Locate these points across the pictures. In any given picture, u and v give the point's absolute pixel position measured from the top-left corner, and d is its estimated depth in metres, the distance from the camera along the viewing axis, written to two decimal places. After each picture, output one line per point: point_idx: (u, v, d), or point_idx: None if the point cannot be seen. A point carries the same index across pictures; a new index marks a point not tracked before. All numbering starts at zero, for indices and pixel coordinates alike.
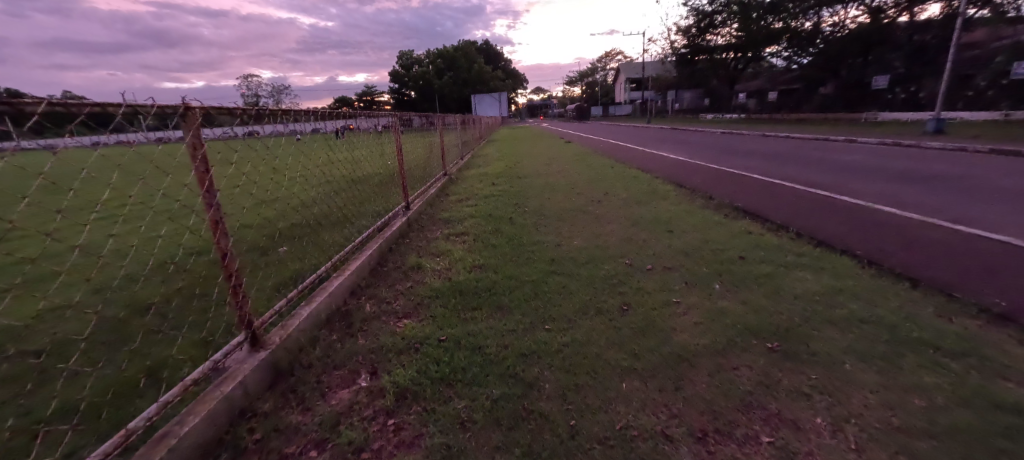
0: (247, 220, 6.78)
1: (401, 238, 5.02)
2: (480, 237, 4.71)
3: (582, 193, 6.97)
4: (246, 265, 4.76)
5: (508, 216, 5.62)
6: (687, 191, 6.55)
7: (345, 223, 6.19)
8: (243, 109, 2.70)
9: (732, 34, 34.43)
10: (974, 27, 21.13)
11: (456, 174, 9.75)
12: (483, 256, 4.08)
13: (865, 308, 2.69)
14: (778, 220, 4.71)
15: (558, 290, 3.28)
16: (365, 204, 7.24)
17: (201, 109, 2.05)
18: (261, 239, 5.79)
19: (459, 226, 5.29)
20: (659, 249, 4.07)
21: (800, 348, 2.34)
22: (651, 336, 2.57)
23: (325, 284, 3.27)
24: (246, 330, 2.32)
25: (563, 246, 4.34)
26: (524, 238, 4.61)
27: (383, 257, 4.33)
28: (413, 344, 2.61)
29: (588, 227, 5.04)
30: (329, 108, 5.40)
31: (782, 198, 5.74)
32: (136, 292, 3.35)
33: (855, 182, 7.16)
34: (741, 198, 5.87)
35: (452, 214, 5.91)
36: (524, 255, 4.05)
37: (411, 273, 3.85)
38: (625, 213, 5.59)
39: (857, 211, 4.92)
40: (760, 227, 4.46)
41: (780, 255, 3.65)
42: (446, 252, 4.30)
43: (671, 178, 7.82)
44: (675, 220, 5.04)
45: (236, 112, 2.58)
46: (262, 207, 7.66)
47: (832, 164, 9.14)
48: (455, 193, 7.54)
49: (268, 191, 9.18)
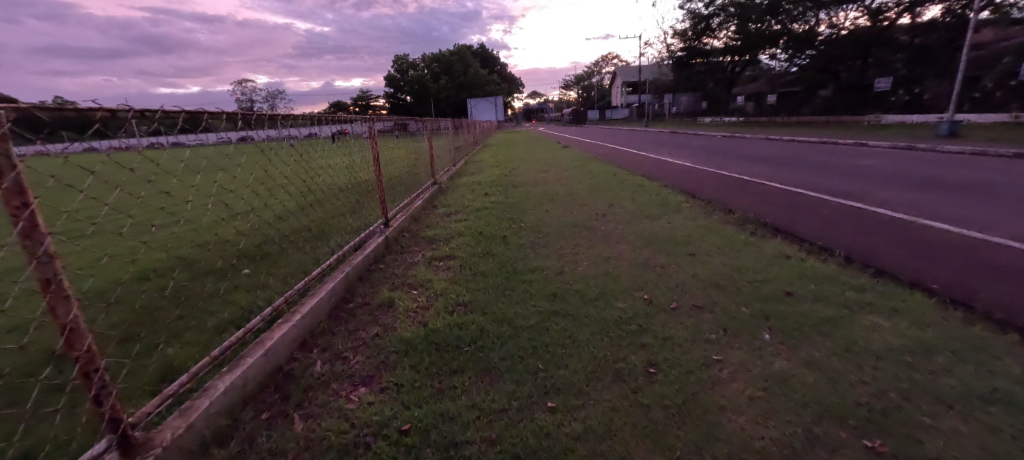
0: (209, 236, 6.03)
1: (376, 261, 4.30)
2: (468, 263, 3.99)
3: (584, 205, 6.23)
4: (192, 295, 4.02)
5: (503, 235, 4.90)
6: (702, 203, 5.85)
7: (317, 241, 5.48)
8: (151, 113, 1.99)
9: (729, 36, 34.07)
10: (978, 27, 20.64)
11: (446, 183, 9.01)
12: (470, 289, 3.36)
13: (979, 377, 2.00)
14: (817, 240, 4.02)
15: (563, 341, 2.57)
16: (343, 218, 6.50)
17: (13, 110, 1.34)
18: (218, 260, 5.04)
19: (445, 246, 4.59)
20: (682, 279, 3.38)
21: (913, 450, 1.64)
22: (695, 423, 1.86)
23: (264, 337, 2.54)
24: (112, 433, 1.60)
25: (566, 274, 3.65)
26: (521, 264, 3.89)
27: (350, 289, 3.60)
28: (363, 436, 1.88)
29: (595, 247, 4.36)
30: (318, 113, 4.83)
31: (812, 210, 5.06)
32: (26, 345, 2.64)
33: (883, 190, 6.52)
34: (764, 210, 5.20)
35: (438, 231, 5.20)
36: (520, 288, 3.34)
37: (380, 313, 3.13)
38: (636, 229, 4.88)
39: (904, 227, 4.25)
40: (799, 250, 3.78)
41: (836, 290, 2.95)
42: (426, 283, 3.59)
43: (680, 187, 7.16)
44: (695, 240, 4.33)
45: (138, 115, 1.88)
46: (230, 220, 6.92)
47: (850, 170, 8.50)
48: (443, 206, 6.81)
49: (242, 202, 8.44)
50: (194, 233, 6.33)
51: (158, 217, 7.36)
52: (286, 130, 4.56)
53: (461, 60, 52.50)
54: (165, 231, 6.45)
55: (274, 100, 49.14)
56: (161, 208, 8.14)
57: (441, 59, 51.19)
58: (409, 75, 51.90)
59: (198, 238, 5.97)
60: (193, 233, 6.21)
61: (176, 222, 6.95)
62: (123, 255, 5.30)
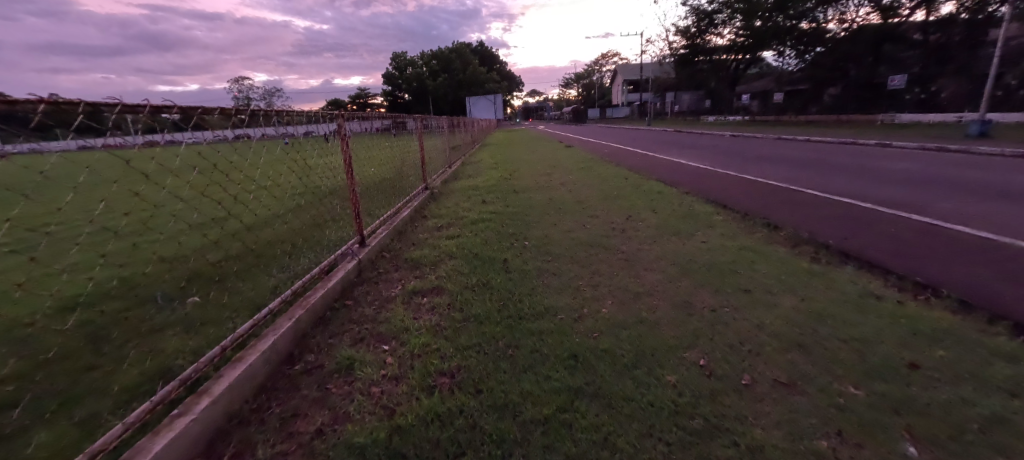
0: (164, 248, 5.18)
1: (343, 295, 3.41)
2: (460, 301, 3.11)
3: (598, 216, 5.37)
4: (106, 336, 3.14)
5: (502, 257, 4.02)
6: (737, 216, 4.99)
7: (283, 260, 4.61)
8: None
9: (735, 33, 33.25)
10: (1000, 24, 19.69)
11: (439, 187, 8.14)
12: (458, 348, 2.48)
13: None
14: (906, 273, 3.15)
15: (596, 452, 1.69)
16: (318, 229, 5.62)
17: None
18: (163, 283, 4.18)
19: (431, 274, 3.71)
20: (747, 333, 2.50)
21: None
22: None
23: (137, 448, 1.67)
24: None
25: (588, 321, 2.78)
26: (527, 304, 3.00)
27: (300, 342, 2.70)
28: None
29: (617, 276, 3.50)
30: (282, 111, 3.92)
31: (878, 228, 4.18)
32: None
33: (940, 199, 5.68)
34: (816, 226, 4.35)
35: (424, 251, 4.32)
36: (528, 346, 2.46)
37: (331, 388, 2.22)
38: (667, 250, 4.02)
39: (1009, 254, 3.37)
40: (890, 290, 2.92)
41: (977, 361, 2.09)
42: (403, 334, 2.70)
43: (705, 195, 6.29)
44: (744, 267, 3.48)
45: None
46: (190, 231, 6.01)
47: (889, 175, 7.65)
48: (434, 216, 5.94)
49: (215, 207, 7.60)
50: (144, 245, 5.44)
51: (109, 226, 6.45)
52: (236, 134, 3.66)
53: (460, 58, 51.62)
54: (118, 240, 5.62)
55: (271, 99, 48.24)
56: (128, 215, 7.32)
57: (440, 56, 50.31)
58: (407, 72, 50.90)
59: (148, 251, 5.09)
60: (147, 245, 5.35)
61: (135, 230, 6.12)
62: (55, 273, 4.45)
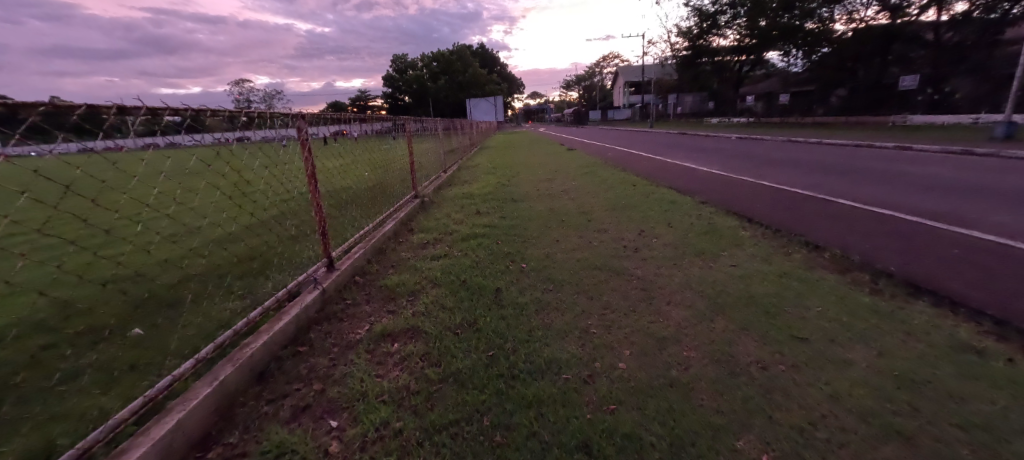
0: (116, 264, 4.58)
1: (296, 339, 2.75)
2: (440, 351, 2.45)
3: (606, 231, 4.75)
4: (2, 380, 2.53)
5: (497, 286, 3.36)
6: (767, 231, 4.35)
7: (244, 280, 3.98)
8: None
9: (738, 34, 32.68)
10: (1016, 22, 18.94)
11: (430, 195, 7.52)
12: (426, 433, 1.82)
13: None
14: (1002, 316, 2.49)
15: None
16: (292, 245, 4.99)
17: None
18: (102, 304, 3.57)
19: (407, 309, 3.04)
20: (820, 406, 1.86)
21: None
22: None
23: None
24: None
25: (602, 384, 2.12)
26: (524, 357, 2.36)
27: (224, 415, 2.05)
28: None
29: (635, 313, 2.85)
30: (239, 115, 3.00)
31: (943, 251, 3.51)
32: None
33: (994, 210, 5.02)
34: (867, 248, 3.70)
35: (405, 276, 3.68)
36: (522, 428, 1.82)
37: None
38: (691, 276, 3.38)
39: None
40: (988, 340, 2.27)
41: None
42: (357, 405, 2.05)
43: (726, 205, 5.64)
44: (790, 301, 2.84)
45: None
46: (150, 244, 5.38)
47: (924, 181, 6.98)
48: (422, 229, 5.31)
49: (188, 216, 6.98)
50: (94, 260, 4.81)
51: (65, 239, 5.82)
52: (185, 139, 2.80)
53: (461, 60, 51.21)
54: (70, 255, 5.03)
55: (271, 100, 48.34)
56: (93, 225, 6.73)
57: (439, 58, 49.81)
58: (407, 75, 50.47)
59: (96, 268, 4.48)
60: (98, 261, 4.73)
61: (93, 242, 5.53)
62: None
